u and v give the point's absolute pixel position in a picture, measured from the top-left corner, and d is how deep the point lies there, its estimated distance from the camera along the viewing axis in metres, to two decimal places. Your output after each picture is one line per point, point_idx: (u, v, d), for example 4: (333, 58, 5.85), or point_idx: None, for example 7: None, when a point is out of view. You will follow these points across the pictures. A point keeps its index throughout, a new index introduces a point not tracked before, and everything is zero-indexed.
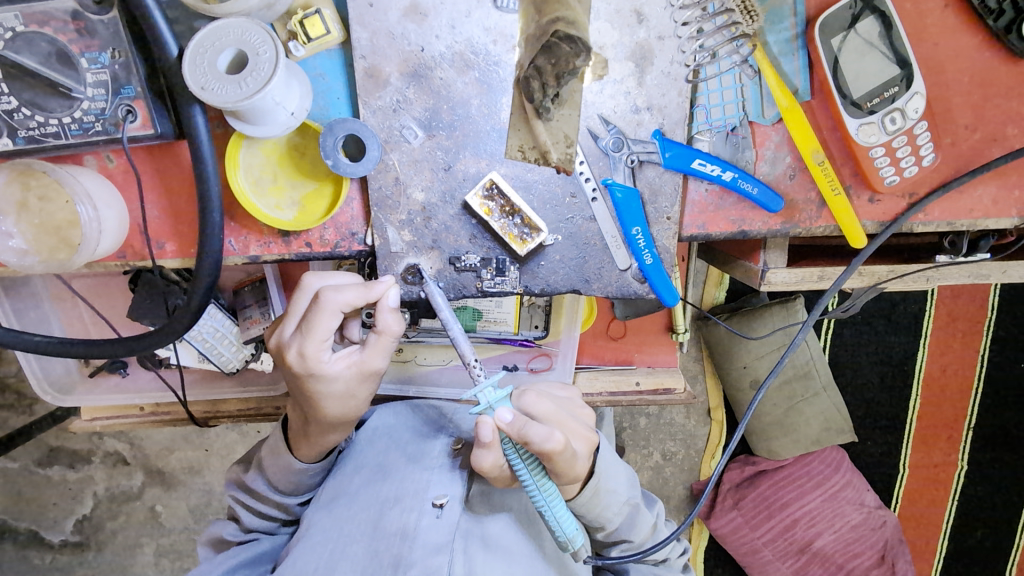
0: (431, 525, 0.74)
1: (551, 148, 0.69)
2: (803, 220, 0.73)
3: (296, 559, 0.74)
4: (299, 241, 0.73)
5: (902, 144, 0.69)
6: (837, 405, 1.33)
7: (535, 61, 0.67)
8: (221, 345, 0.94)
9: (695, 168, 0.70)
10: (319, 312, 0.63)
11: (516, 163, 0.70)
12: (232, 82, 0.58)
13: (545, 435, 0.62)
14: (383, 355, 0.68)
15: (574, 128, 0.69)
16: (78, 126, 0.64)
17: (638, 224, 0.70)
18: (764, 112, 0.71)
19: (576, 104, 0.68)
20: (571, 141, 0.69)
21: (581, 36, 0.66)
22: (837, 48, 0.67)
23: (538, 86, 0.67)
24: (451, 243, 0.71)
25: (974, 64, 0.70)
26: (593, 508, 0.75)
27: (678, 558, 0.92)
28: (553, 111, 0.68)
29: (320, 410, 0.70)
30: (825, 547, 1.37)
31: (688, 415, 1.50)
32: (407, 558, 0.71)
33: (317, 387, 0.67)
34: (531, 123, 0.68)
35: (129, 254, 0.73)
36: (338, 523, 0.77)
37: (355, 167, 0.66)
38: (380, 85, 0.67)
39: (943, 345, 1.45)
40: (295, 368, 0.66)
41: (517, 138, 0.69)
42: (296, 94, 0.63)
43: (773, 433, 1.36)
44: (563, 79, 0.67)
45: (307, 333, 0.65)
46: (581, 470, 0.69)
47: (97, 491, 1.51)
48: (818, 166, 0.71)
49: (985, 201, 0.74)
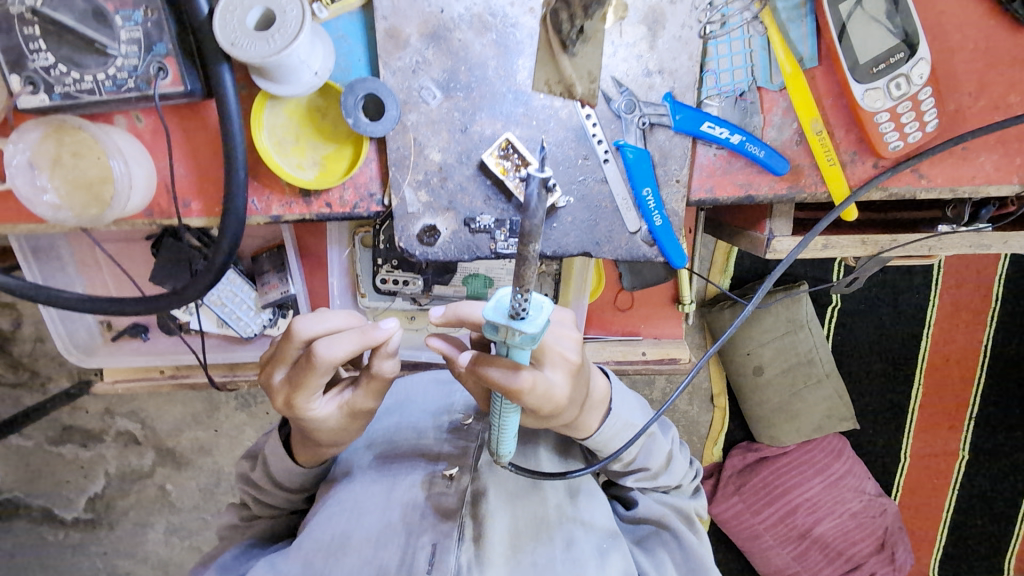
0: (441, 493, 0.78)
1: (576, 82, 0.70)
2: (807, 185, 0.75)
3: (314, 527, 0.76)
4: (320, 202, 0.76)
5: (907, 110, 0.71)
6: (840, 393, 1.35)
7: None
8: (240, 309, 1.01)
9: (704, 130, 0.72)
10: (313, 370, 0.63)
11: (542, 97, 0.71)
12: (261, 39, 0.61)
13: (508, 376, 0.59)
14: (375, 396, 0.69)
15: (597, 65, 0.70)
16: (112, 83, 0.66)
17: (648, 184, 0.73)
18: (772, 78, 0.72)
19: (600, 41, 0.69)
20: (594, 76, 0.70)
21: None
22: (845, 14, 0.68)
23: (566, 17, 0.67)
24: (466, 204, 0.74)
25: (978, 33, 0.71)
26: (609, 444, 0.78)
27: (689, 483, 0.92)
28: (578, 47, 0.69)
29: (316, 439, 0.73)
30: (826, 533, 1.40)
31: (691, 402, 1.52)
32: (419, 525, 0.75)
33: (310, 425, 0.70)
34: (558, 57, 0.69)
35: (156, 212, 0.76)
36: (355, 495, 0.79)
37: (374, 127, 0.69)
38: (400, 46, 0.68)
39: (950, 331, 1.46)
40: (290, 413, 0.68)
41: (544, 72, 0.70)
42: (320, 55, 0.66)
43: (778, 414, 1.38)
44: (590, 9, 0.66)
45: (300, 387, 0.65)
46: (564, 398, 0.65)
47: (109, 470, 1.55)
48: (816, 135, 0.74)
49: (987, 168, 0.76)
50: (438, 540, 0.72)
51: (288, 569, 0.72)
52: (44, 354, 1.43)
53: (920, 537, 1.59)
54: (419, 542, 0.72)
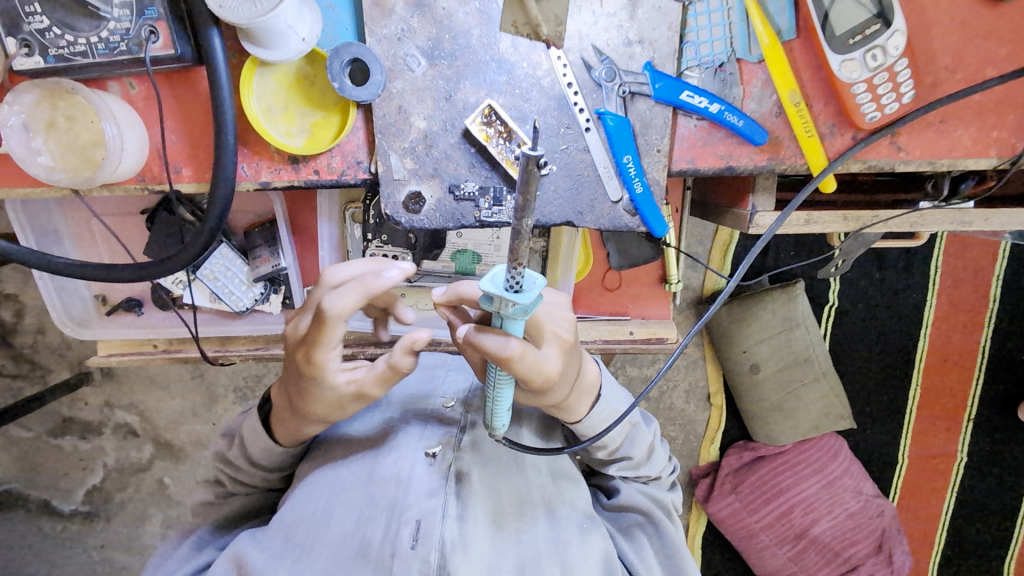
0: (423, 472, 0.77)
1: (542, 24, 0.71)
2: (786, 157, 0.77)
3: (295, 505, 0.78)
4: (308, 168, 0.78)
5: (884, 81, 0.72)
6: (835, 395, 1.34)
7: None
8: (232, 285, 1.02)
9: (683, 99, 0.73)
10: (331, 321, 0.64)
11: (510, 38, 0.72)
12: (248, 1, 0.62)
13: (499, 344, 0.60)
14: (383, 386, 0.69)
15: (564, 9, 0.71)
16: (105, 46, 0.68)
17: (629, 152, 0.74)
18: (750, 49, 0.73)
19: None
20: (560, 20, 0.71)
21: None
22: None
23: None
24: (451, 171, 0.75)
25: (953, 6, 0.73)
26: (596, 429, 0.78)
27: (666, 477, 0.91)
28: None
29: (307, 405, 0.71)
30: (823, 534, 1.39)
31: (688, 399, 1.54)
32: (403, 501, 0.74)
33: (312, 389, 0.69)
34: (525, 0, 0.70)
35: (147, 178, 0.78)
36: (336, 473, 0.80)
37: (359, 92, 0.70)
38: (386, 14, 0.70)
39: (946, 322, 1.46)
40: (300, 366, 0.68)
41: (512, 15, 0.71)
42: (307, 21, 0.68)
43: (770, 409, 1.38)
44: None
45: (316, 339, 0.65)
46: (555, 373, 0.65)
47: (108, 462, 1.56)
48: (794, 107, 0.75)
49: (965, 141, 0.77)
50: (422, 518, 0.72)
51: (270, 542, 0.75)
52: (45, 345, 1.44)
53: (914, 531, 1.59)
54: (402, 518, 0.72)
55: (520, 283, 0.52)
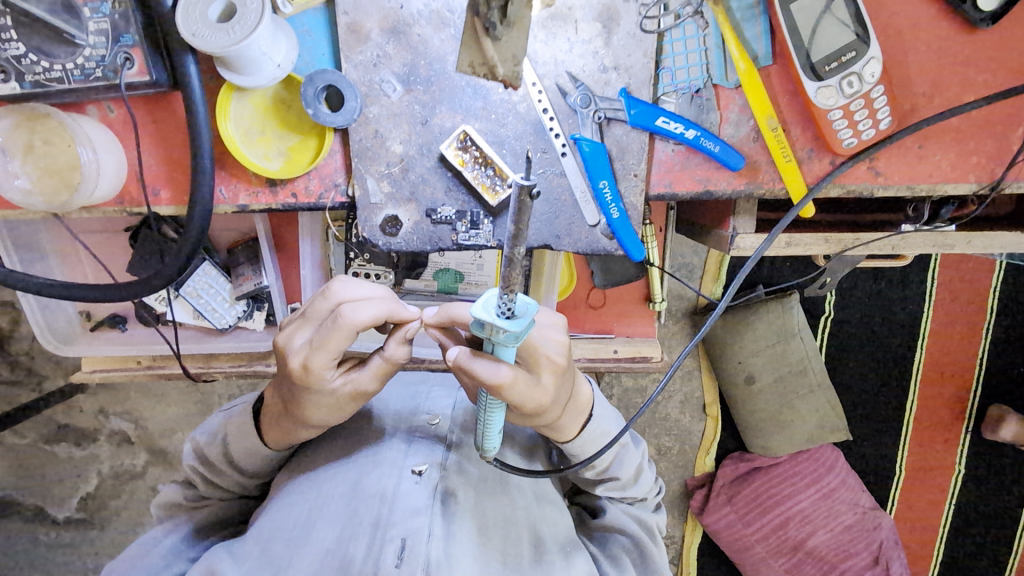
0: (409, 490, 0.76)
1: (499, 65, 0.71)
2: (765, 181, 0.76)
3: (276, 521, 0.76)
4: (286, 191, 0.78)
5: (859, 107, 0.72)
6: (831, 404, 1.32)
7: None
8: (216, 302, 1.02)
9: (659, 125, 0.73)
10: (337, 330, 0.63)
11: (466, 77, 0.72)
12: (220, 30, 0.63)
13: (491, 370, 0.60)
14: (379, 378, 0.70)
15: (521, 49, 0.70)
16: (81, 72, 0.68)
17: (605, 177, 0.74)
18: (727, 75, 0.73)
19: (525, 26, 0.69)
20: (518, 60, 0.71)
21: None
22: (797, 14, 0.69)
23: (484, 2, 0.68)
24: (428, 195, 0.76)
25: (929, 33, 0.73)
26: (585, 450, 0.78)
27: (654, 498, 0.91)
28: (502, 33, 0.69)
29: (304, 410, 0.71)
30: (819, 546, 1.38)
31: (683, 411, 1.53)
32: (387, 519, 0.73)
33: (309, 395, 0.69)
34: (481, 42, 0.70)
35: (126, 200, 0.78)
36: (319, 488, 0.79)
37: (333, 118, 0.70)
38: (361, 40, 0.70)
39: (942, 342, 1.46)
40: (298, 375, 0.67)
41: (468, 55, 0.71)
42: (282, 47, 0.68)
43: (767, 422, 1.36)
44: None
45: (319, 347, 0.65)
46: (546, 400, 0.65)
47: (102, 469, 1.56)
48: (771, 132, 0.75)
49: (944, 166, 0.77)
50: (407, 537, 0.71)
51: (246, 555, 0.74)
52: (41, 352, 1.45)
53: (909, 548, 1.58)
54: (387, 536, 0.71)
55: (513, 308, 0.52)
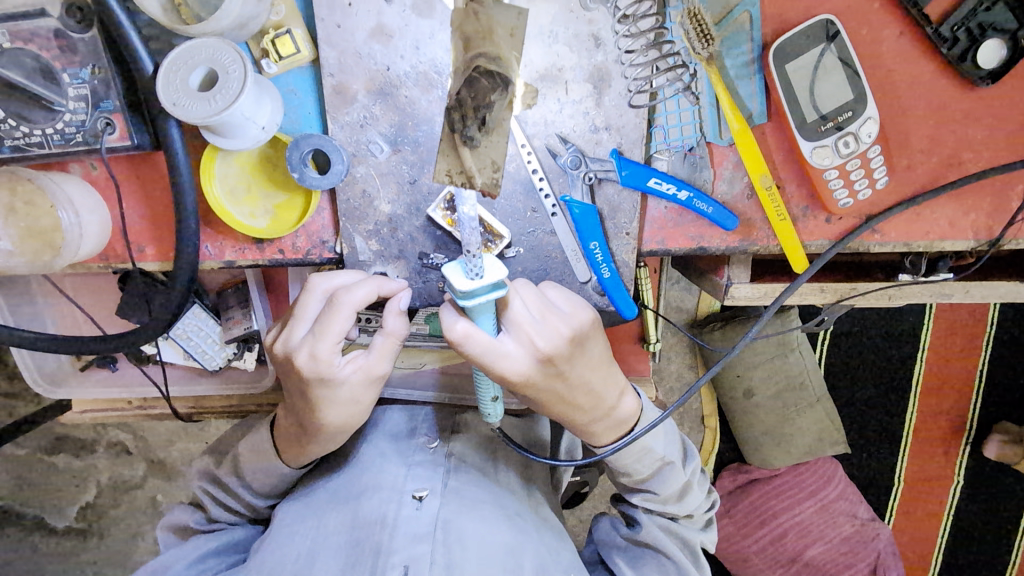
0: (410, 516, 0.76)
1: (477, 173, 0.64)
2: (760, 238, 0.75)
3: (274, 550, 0.75)
4: (273, 248, 0.77)
5: (856, 167, 0.71)
6: (831, 417, 1.29)
7: (458, 94, 0.64)
8: (205, 344, 1.00)
9: (651, 186, 0.71)
10: (335, 312, 0.64)
11: (445, 187, 0.64)
12: (202, 99, 0.61)
13: (448, 320, 0.59)
14: (388, 359, 0.68)
15: (502, 155, 0.63)
16: (61, 137, 0.67)
17: (596, 239, 0.73)
18: (721, 133, 0.72)
19: (505, 131, 0.63)
20: (498, 167, 0.64)
21: (501, 71, 0.63)
22: (793, 74, 0.68)
23: (458, 118, 0.64)
24: (417, 253, 0.74)
25: (928, 91, 0.71)
26: (621, 459, 0.76)
27: (702, 514, 0.85)
28: (480, 139, 0.63)
29: (320, 415, 0.70)
30: (816, 558, 1.37)
31: (681, 421, 1.47)
32: (388, 546, 0.73)
33: (324, 393, 0.68)
34: (459, 150, 0.64)
35: (111, 257, 0.78)
36: (318, 515, 0.78)
37: (320, 181, 0.68)
38: (347, 101, 0.69)
39: (935, 354, 1.42)
40: (306, 371, 0.67)
41: (446, 164, 0.65)
42: (267, 110, 0.67)
43: (766, 441, 1.32)
44: (482, 113, 0.63)
45: (319, 335, 0.65)
46: (512, 375, 0.63)
47: (100, 480, 1.55)
48: (766, 191, 0.73)
49: (942, 223, 0.76)
50: (409, 564, 0.71)
51: None
52: None
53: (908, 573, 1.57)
54: (388, 564, 0.71)
55: (479, 268, 0.54)
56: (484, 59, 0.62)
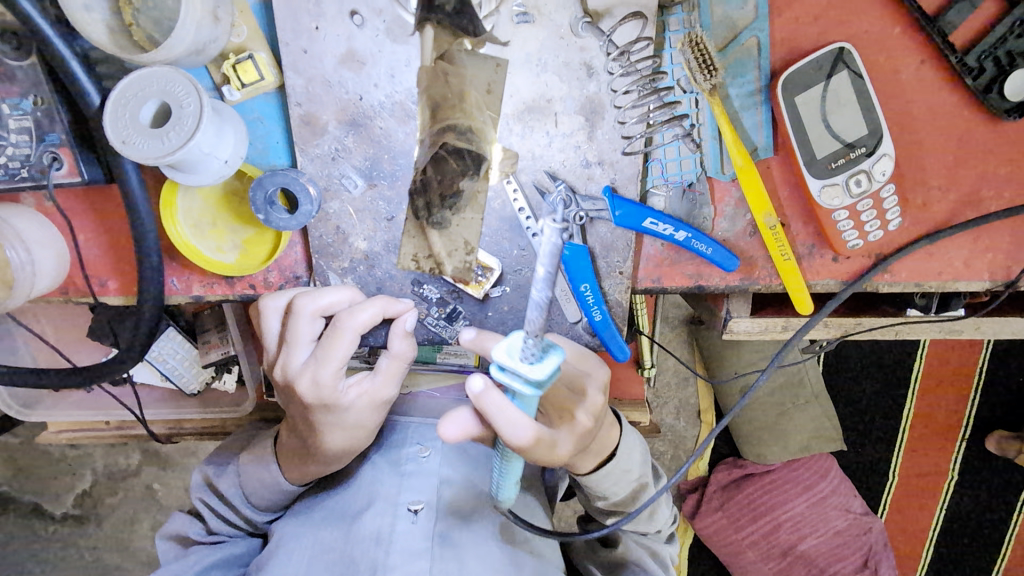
0: (406, 531, 0.71)
1: (445, 257, 0.64)
2: (761, 276, 0.70)
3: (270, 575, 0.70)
4: (243, 283, 0.72)
5: (867, 208, 0.66)
6: (829, 413, 1.12)
7: (423, 174, 0.64)
8: (182, 366, 0.97)
9: (646, 226, 0.66)
10: (336, 335, 0.60)
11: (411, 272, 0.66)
12: (155, 137, 0.56)
13: (514, 423, 0.50)
14: (393, 382, 0.65)
15: (474, 235, 0.64)
16: (5, 172, 0.61)
17: (587, 281, 0.67)
18: (723, 167, 0.66)
19: (478, 207, 0.63)
20: (470, 247, 0.64)
21: (470, 150, 0.62)
22: (802, 106, 0.63)
23: (423, 204, 0.64)
24: (395, 291, 0.69)
25: (948, 124, 0.66)
26: (601, 483, 0.70)
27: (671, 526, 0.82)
28: (451, 219, 0.64)
29: (324, 438, 0.67)
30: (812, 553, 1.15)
31: (677, 415, 1.28)
32: (385, 564, 0.69)
33: (328, 416, 0.65)
34: (427, 233, 0.65)
35: (71, 289, 0.72)
36: (313, 530, 0.74)
37: (288, 220, 0.62)
38: (318, 133, 0.63)
39: (940, 354, 1.21)
40: (309, 398, 0.63)
41: (413, 247, 0.65)
42: (230, 142, 0.61)
43: (764, 441, 1.14)
44: (448, 198, 0.63)
45: (322, 360, 0.61)
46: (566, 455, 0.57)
47: (96, 468, 1.35)
48: (769, 230, 0.68)
49: (957, 263, 0.70)
50: None
51: None
52: None
53: None
54: None
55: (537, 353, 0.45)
56: (454, 133, 0.61)
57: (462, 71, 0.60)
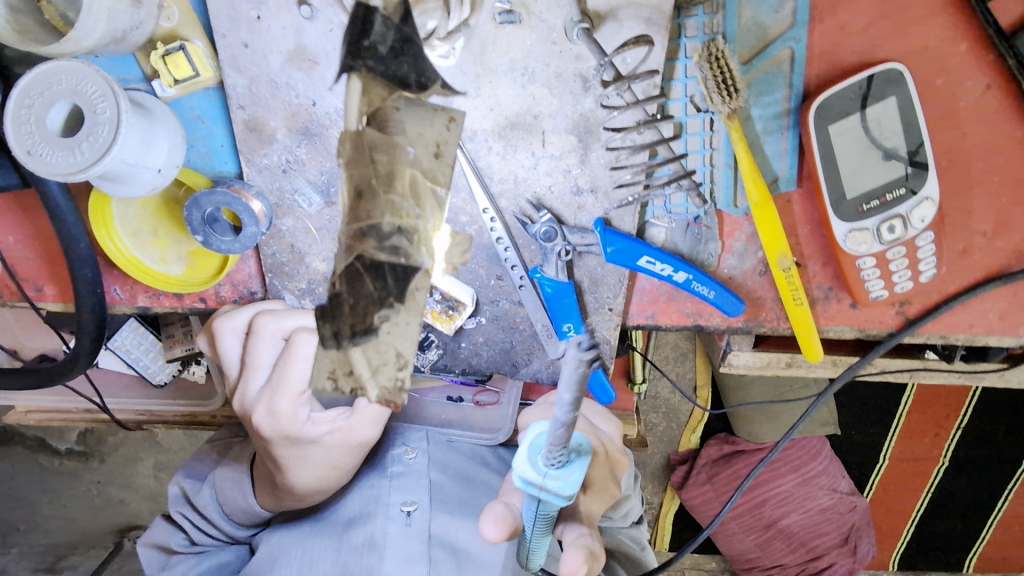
0: (399, 535, 0.61)
1: (367, 380, 0.39)
2: (768, 319, 0.62)
3: None
4: (193, 295, 0.65)
5: (899, 257, 0.57)
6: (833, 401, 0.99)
7: (337, 280, 0.42)
8: (147, 357, 0.86)
9: (642, 265, 0.56)
10: (293, 360, 0.52)
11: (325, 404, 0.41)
12: (63, 148, 0.47)
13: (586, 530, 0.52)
14: (375, 424, 0.58)
15: (411, 344, 0.39)
16: None
17: (571, 320, 0.59)
18: (736, 201, 0.57)
19: (418, 306, 0.40)
20: (404, 361, 0.39)
21: (403, 232, 0.41)
22: (835, 136, 0.53)
23: (331, 331, 0.41)
24: None
25: (1007, 162, 0.56)
26: None
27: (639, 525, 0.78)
28: (369, 332, 0.40)
29: (293, 476, 0.58)
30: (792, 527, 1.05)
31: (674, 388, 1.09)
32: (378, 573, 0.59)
33: (293, 451, 0.57)
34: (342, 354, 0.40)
35: (5, 294, 0.66)
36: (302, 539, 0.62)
37: (230, 243, 0.54)
38: (265, 141, 0.55)
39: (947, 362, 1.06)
40: (267, 430, 0.55)
41: (327, 363, 0.41)
42: (163, 149, 0.52)
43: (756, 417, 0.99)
44: (363, 324, 0.40)
45: (279, 389, 0.53)
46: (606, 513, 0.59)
47: None
48: (783, 272, 0.58)
49: (991, 315, 0.62)
50: None
51: None
52: None
53: None
54: None
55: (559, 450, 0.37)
56: (374, 240, 0.41)
57: (396, 138, 0.41)
